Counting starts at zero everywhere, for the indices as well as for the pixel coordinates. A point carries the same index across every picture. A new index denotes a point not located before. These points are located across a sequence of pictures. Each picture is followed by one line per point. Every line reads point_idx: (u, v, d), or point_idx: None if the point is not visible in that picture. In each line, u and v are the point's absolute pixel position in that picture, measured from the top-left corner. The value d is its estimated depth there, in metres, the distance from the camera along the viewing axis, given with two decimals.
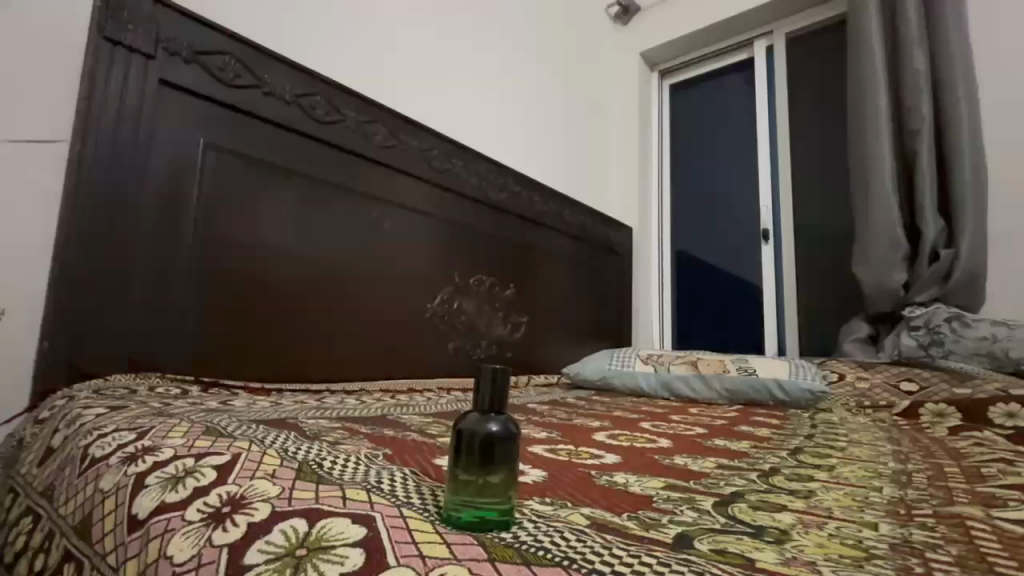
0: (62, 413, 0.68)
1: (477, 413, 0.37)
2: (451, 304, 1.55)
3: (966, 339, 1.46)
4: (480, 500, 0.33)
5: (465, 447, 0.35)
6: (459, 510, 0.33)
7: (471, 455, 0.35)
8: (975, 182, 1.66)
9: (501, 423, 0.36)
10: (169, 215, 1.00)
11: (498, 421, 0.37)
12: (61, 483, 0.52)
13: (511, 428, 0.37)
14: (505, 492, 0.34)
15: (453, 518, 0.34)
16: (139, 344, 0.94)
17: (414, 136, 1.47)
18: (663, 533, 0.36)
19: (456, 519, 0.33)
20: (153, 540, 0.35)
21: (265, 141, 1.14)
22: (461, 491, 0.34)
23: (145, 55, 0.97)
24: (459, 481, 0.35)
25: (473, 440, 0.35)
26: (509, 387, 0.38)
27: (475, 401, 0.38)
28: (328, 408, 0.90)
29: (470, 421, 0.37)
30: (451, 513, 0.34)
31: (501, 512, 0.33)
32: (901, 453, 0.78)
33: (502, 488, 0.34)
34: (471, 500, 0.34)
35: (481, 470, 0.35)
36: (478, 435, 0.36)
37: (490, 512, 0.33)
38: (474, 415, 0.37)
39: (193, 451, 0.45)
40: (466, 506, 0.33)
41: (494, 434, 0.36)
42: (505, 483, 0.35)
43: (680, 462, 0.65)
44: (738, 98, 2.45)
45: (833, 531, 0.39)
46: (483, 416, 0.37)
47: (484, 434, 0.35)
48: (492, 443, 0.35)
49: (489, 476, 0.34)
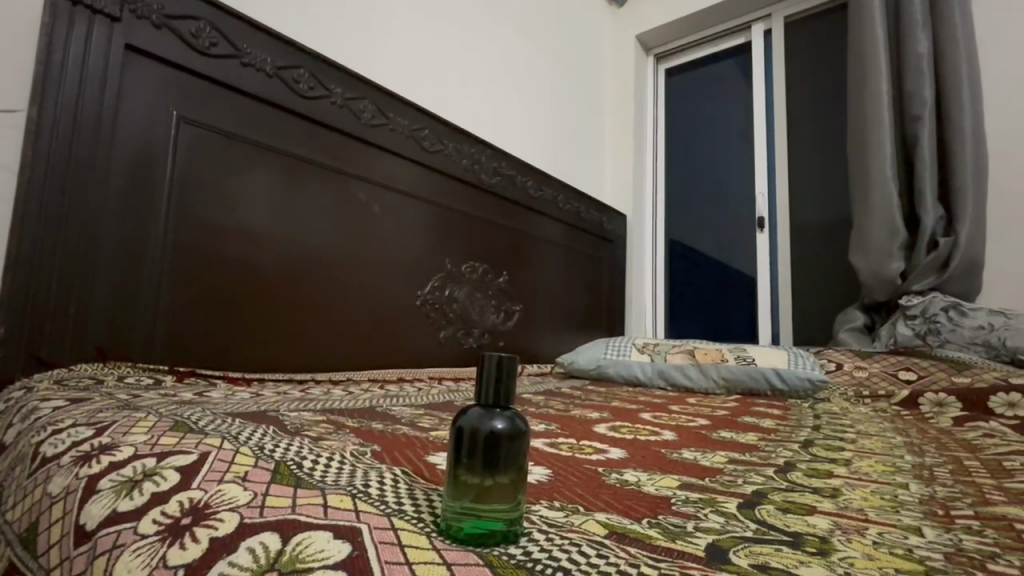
0: (19, 406, 0.62)
1: (480, 407, 0.32)
2: (443, 291, 1.50)
3: (963, 328, 1.44)
4: (486, 511, 0.29)
5: (465, 446, 0.31)
6: (458, 521, 0.29)
7: (471, 456, 0.30)
8: (976, 169, 1.63)
9: (508, 419, 0.31)
10: (139, 193, 0.93)
11: (505, 414, 0.32)
12: (10, 485, 0.47)
13: (519, 421, 0.32)
14: (514, 498, 0.30)
15: (454, 528, 0.29)
16: (108, 331, 0.88)
17: (404, 115, 1.40)
18: (692, 544, 0.31)
19: (455, 529, 0.29)
20: (101, 557, 0.30)
21: (242, 115, 1.07)
22: (460, 499, 0.30)
23: (109, 17, 0.90)
24: (459, 485, 0.30)
25: (475, 438, 0.31)
26: (516, 379, 0.33)
27: (477, 395, 0.33)
28: (312, 399, 0.85)
29: (472, 417, 0.32)
30: (450, 524, 0.29)
31: (511, 523, 0.29)
32: (915, 446, 0.75)
33: (512, 494, 0.30)
34: (473, 509, 0.29)
35: (488, 474, 0.30)
36: (480, 432, 0.31)
37: (497, 523, 0.28)
38: (476, 409, 0.32)
39: (156, 451, 0.40)
40: (468, 514, 0.29)
41: (500, 429, 0.31)
42: (515, 487, 0.30)
43: (690, 457, 0.60)
44: (734, 83, 2.41)
45: (877, 537, 0.35)
46: (485, 411, 0.32)
47: (488, 433, 0.31)
48: (496, 443, 0.30)
49: (496, 479, 0.30)
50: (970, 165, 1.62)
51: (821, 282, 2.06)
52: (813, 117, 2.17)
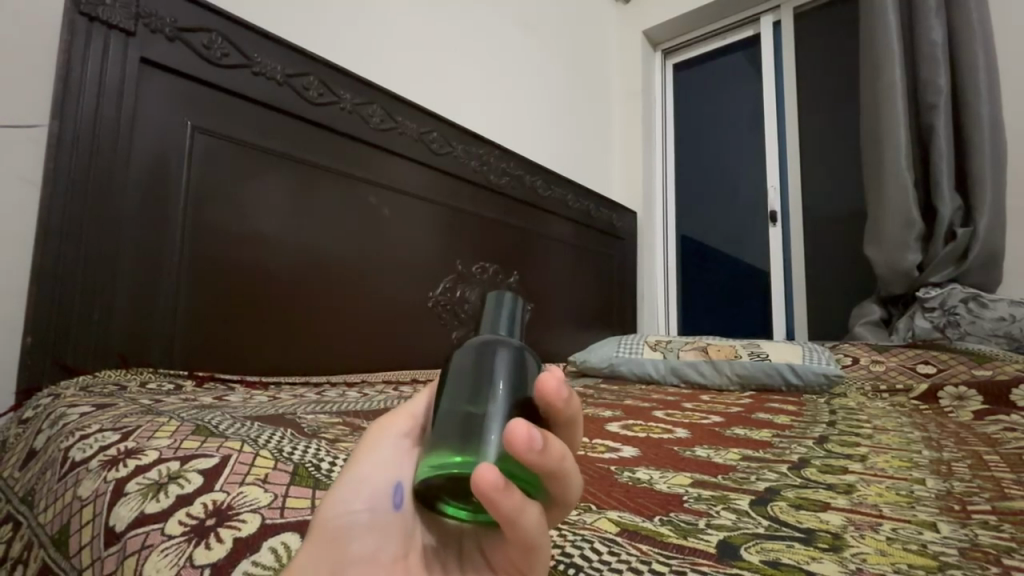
0: (46, 413, 0.64)
1: (498, 350, 0.26)
2: (454, 292, 1.51)
3: (983, 320, 1.41)
4: (486, 453, 0.22)
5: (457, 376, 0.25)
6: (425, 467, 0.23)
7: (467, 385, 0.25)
8: (996, 156, 1.59)
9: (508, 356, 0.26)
10: (154, 202, 0.95)
11: (528, 360, 0.27)
12: (42, 488, 0.48)
13: (524, 365, 0.26)
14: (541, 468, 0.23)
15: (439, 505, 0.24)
16: (129, 339, 0.90)
17: (413, 119, 1.41)
18: (703, 541, 0.31)
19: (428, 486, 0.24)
20: (131, 557, 0.31)
21: (252, 123, 1.09)
22: (445, 434, 0.23)
23: (124, 31, 0.92)
24: (446, 412, 0.24)
25: (482, 371, 0.25)
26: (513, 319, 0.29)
27: (492, 334, 0.28)
28: (328, 402, 0.86)
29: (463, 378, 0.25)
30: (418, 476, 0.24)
31: (520, 503, 0.22)
32: (933, 441, 0.74)
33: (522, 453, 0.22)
34: (467, 445, 0.23)
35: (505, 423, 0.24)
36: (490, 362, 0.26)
37: (496, 500, 0.21)
38: (491, 350, 0.26)
39: (179, 454, 0.41)
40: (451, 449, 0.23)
41: (525, 371, 0.26)
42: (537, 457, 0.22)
43: (703, 454, 0.61)
44: (744, 76, 2.39)
45: (891, 533, 0.35)
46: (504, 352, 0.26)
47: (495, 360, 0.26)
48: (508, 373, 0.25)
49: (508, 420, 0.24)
50: (988, 153, 1.59)
51: (835, 276, 2.03)
52: (823, 108, 2.14)
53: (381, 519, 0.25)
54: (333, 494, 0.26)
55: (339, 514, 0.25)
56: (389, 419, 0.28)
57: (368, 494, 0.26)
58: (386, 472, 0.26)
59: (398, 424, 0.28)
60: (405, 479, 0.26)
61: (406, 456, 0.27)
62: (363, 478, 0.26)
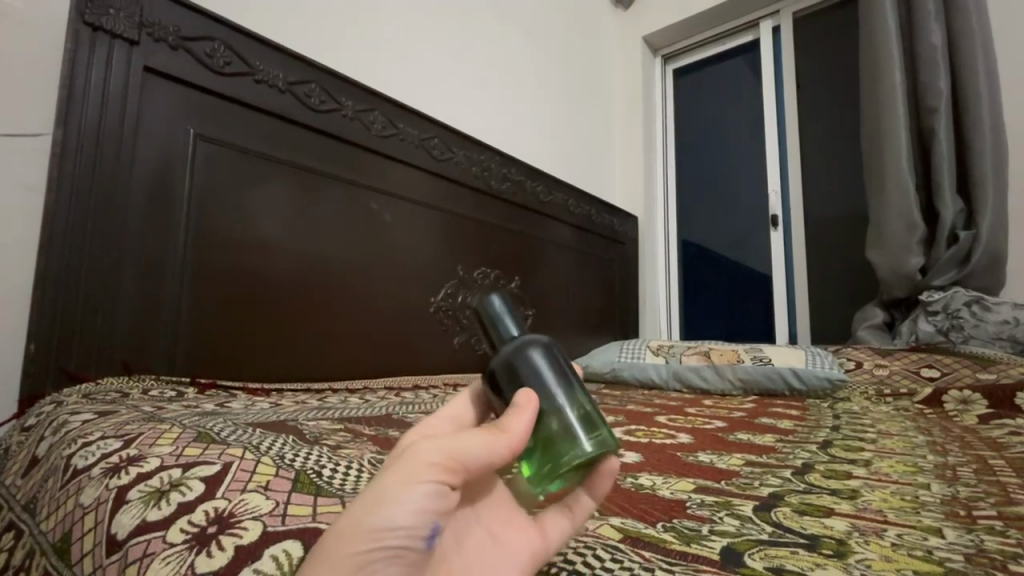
0: (50, 420, 0.64)
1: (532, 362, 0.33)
2: (455, 297, 1.51)
3: (987, 323, 1.41)
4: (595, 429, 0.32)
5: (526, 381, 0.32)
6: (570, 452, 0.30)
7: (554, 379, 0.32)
8: (998, 160, 1.59)
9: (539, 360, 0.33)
10: (158, 210, 0.96)
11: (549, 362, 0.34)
12: (44, 495, 0.48)
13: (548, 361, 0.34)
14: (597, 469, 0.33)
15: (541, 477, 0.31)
16: (130, 347, 0.90)
17: (414, 125, 1.42)
18: (707, 548, 0.31)
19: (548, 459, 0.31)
20: (131, 566, 0.31)
21: (253, 130, 1.09)
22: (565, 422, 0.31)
23: (128, 41, 0.92)
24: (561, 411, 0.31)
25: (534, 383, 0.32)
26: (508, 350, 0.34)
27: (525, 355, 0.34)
28: (328, 408, 0.86)
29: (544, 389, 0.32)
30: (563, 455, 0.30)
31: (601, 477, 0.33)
32: (938, 445, 0.74)
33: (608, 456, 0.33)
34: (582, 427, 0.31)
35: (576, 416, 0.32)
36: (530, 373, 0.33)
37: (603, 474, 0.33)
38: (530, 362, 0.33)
39: (182, 461, 0.41)
40: (602, 422, 0.32)
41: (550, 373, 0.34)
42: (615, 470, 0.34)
43: (706, 460, 0.60)
44: (744, 81, 2.40)
45: (896, 539, 0.35)
46: (548, 347, 0.34)
47: (535, 362, 0.33)
48: (568, 369, 0.34)
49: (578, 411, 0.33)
50: (990, 156, 1.58)
51: (837, 280, 2.03)
52: (824, 112, 2.14)
53: (413, 556, 0.24)
54: (351, 527, 0.23)
55: (358, 552, 0.22)
56: (426, 457, 0.25)
57: (392, 538, 0.23)
58: (419, 517, 0.24)
59: (436, 464, 0.25)
60: (436, 523, 0.24)
61: (439, 500, 0.25)
62: (390, 519, 0.23)
